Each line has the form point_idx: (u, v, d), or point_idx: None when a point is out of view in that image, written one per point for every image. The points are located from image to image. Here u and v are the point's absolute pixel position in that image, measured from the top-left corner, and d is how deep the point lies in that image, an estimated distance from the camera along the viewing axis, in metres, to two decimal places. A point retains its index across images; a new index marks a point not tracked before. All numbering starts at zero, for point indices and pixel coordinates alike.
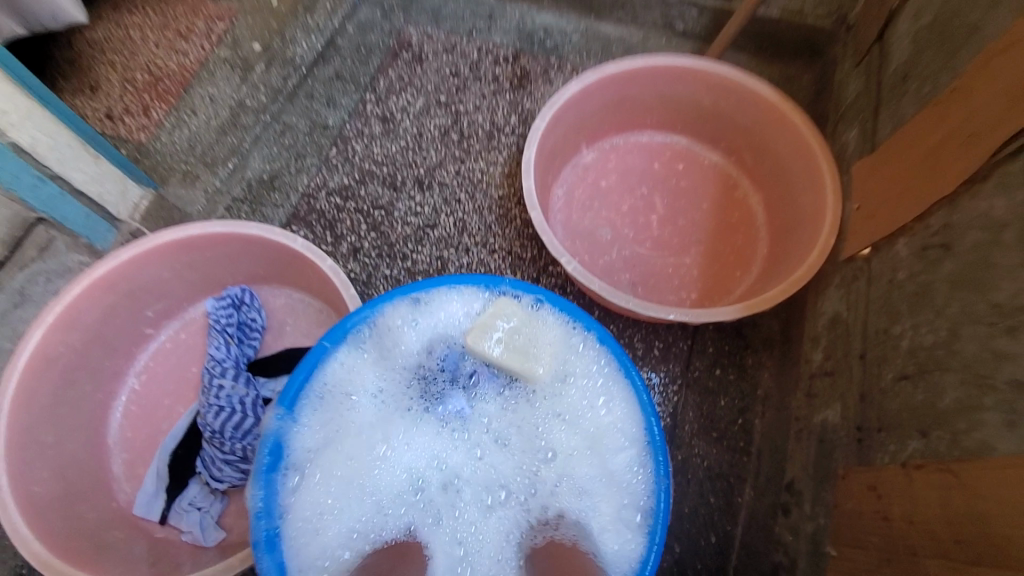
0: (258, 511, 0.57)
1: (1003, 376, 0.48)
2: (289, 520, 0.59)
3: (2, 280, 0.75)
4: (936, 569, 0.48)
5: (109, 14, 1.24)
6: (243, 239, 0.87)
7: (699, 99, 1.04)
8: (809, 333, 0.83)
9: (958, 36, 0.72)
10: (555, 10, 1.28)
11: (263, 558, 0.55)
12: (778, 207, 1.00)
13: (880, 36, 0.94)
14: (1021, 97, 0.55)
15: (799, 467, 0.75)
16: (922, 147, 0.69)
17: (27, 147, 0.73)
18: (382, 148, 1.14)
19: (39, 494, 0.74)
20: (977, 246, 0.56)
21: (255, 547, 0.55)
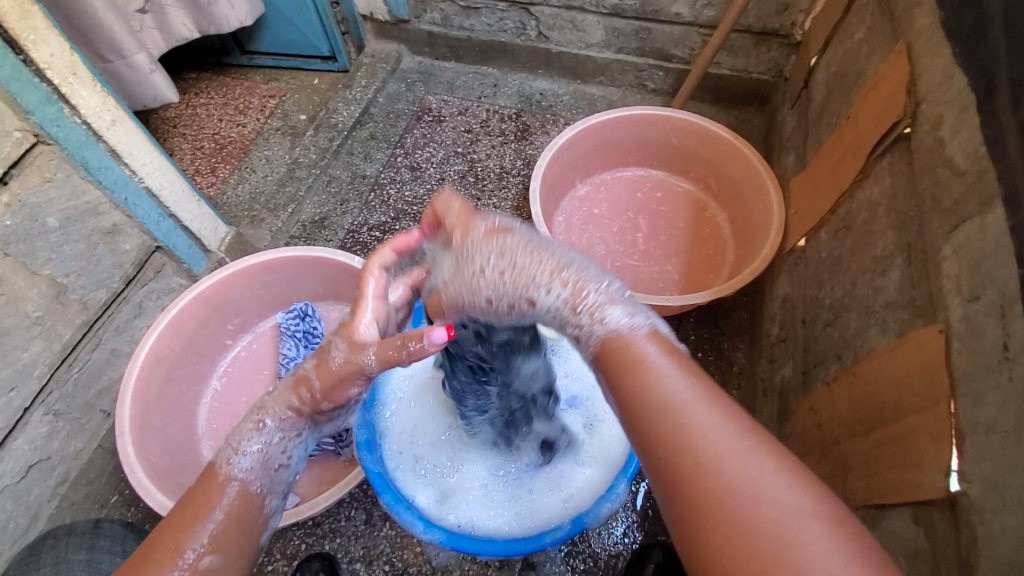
0: (361, 423, 0.84)
1: (880, 302, 0.68)
2: (384, 435, 0.87)
3: (129, 294, 0.96)
4: (851, 445, 0.66)
5: (181, 98, 1.53)
6: (311, 260, 1.09)
7: (669, 140, 1.29)
8: (769, 314, 1.03)
9: (851, 79, 0.97)
10: (548, 77, 1.57)
11: (364, 454, 0.82)
12: (740, 221, 1.23)
13: (806, 84, 1.19)
14: (883, 117, 0.78)
15: (767, 416, 0.93)
16: (833, 159, 0.92)
17: (156, 191, 0.95)
18: (412, 191, 1.39)
19: (155, 462, 0.91)
20: (864, 222, 0.77)
21: (360, 446, 0.82)
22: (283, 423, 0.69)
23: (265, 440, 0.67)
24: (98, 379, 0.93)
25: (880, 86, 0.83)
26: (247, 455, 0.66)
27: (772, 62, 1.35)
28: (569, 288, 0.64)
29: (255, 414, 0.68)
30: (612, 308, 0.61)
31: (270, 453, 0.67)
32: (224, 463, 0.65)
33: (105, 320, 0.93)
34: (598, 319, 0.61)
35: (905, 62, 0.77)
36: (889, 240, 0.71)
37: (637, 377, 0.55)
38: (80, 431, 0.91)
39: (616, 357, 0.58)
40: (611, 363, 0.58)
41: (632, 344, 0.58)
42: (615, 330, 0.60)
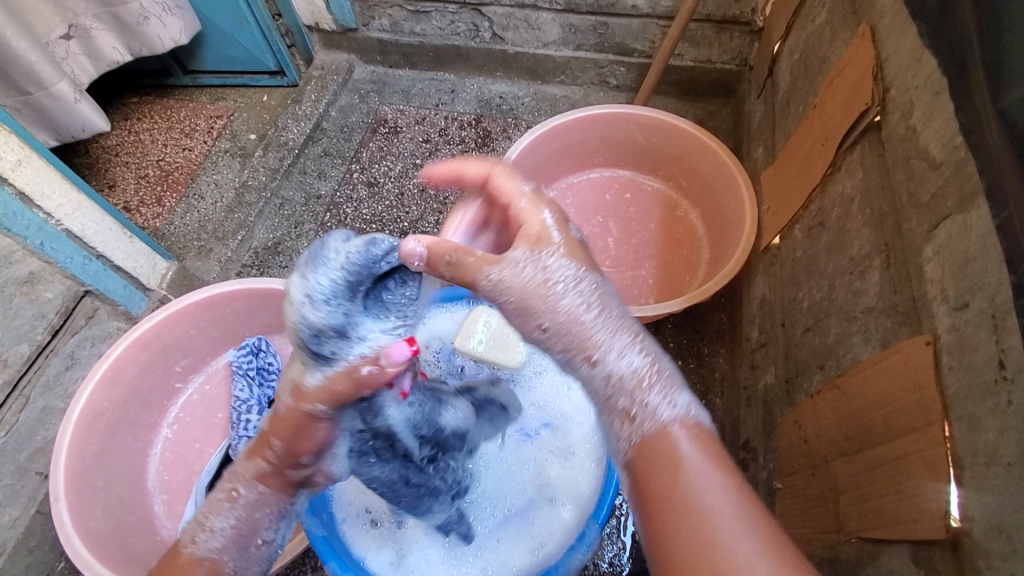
0: None
1: (861, 306, 0.63)
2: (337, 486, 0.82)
3: (57, 344, 0.88)
4: (840, 464, 0.61)
5: (121, 124, 1.43)
6: (259, 292, 1.01)
7: (634, 138, 1.23)
8: (748, 317, 0.98)
9: (814, 66, 0.92)
10: (507, 79, 1.50)
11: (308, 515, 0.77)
12: (713, 219, 1.17)
13: (770, 72, 1.15)
14: (852, 106, 0.73)
15: (752, 427, 0.87)
16: (802, 152, 0.87)
17: (78, 233, 0.89)
18: (370, 208, 1.31)
19: (96, 528, 0.84)
20: (839, 218, 0.72)
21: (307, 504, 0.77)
22: (252, 496, 0.62)
23: (232, 516, 0.62)
24: (30, 442, 0.85)
25: (845, 72, 0.78)
26: (214, 530, 0.61)
27: (735, 51, 1.30)
28: (632, 360, 0.53)
29: (227, 483, 0.62)
30: (676, 393, 0.52)
31: (237, 528, 0.62)
32: (191, 540, 0.61)
33: (32, 376, 0.85)
34: (666, 405, 0.51)
35: (869, 45, 0.73)
36: (865, 238, 0.66)
37: (673, 477, 0.47)
38: (13, 500, 0.83)
39: (663, 446, 0.49)
40: (655, 455, 0.49)
41: (677, 437, 0.50)
42: (676, 419, 0.51)
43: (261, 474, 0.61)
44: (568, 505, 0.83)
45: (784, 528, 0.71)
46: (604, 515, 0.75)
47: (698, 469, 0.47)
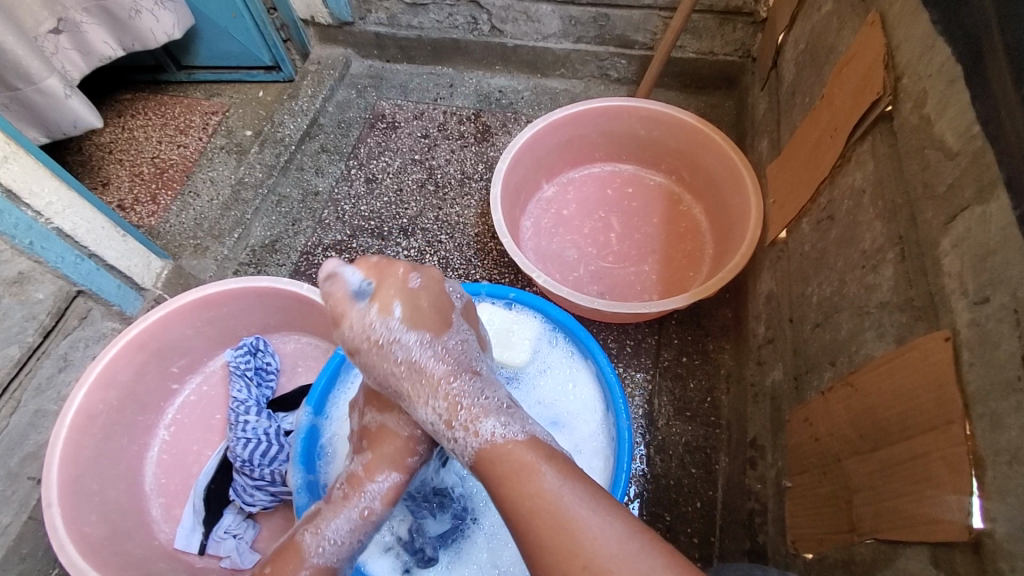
0: (298, 488, 0.79)
1: (874, 302, 0.62)
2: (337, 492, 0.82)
3: (49, 346, 0.87)
4: (853, 463, 0.59)
5: (114, 121, 1.41)
6: (256, 291, 0.99)
7: (636, 131, 1.21)
8: (754, 312, 0.96)
9: (821, 56, 0.90)
10: (506, 72, 1.48)
11: None
12: (717, 212, 1.15)
13: (774, 63, 1.13)
14: (862, 96, 0.71)
15: (759, 425, 0.85)
16: (809, 144, 0.86)
17: (69, 231, 0.87)
18: (368, 205, 1.29)
19: (91, 534, 0.82)
20: (849, 211, 0.71)
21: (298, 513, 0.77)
22: (378, 513, 0.69)
23: (355, 524, 0.68)
24: (22, 446, 0.83)
25: (854, 61, 0.76)
26: (335, 542, 0.67)
27: (738, 42, 1.28)
28: (454, 401, 0.66)
29: (355, 501, 0.68)
30: (486, 420, 0.64)
31: (360, 536, 0.68)
32: (314, 549, 0.66)
33: (22, 379, 0.84)
34: (473, 431, 0.63)
35: (879, 33, 0.71)
36: (877, 231, 0.64)
37: (524, 479, 0.57)
38: (5, 505, 0.81)
39: (509, 459, 0.59)
40: (496, 469, 0.59)
41: (517, 446, 0.60)
42: (505, 437, 0.62)
43: (392, 488, 0.69)
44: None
45: (795, 528, 0.70)
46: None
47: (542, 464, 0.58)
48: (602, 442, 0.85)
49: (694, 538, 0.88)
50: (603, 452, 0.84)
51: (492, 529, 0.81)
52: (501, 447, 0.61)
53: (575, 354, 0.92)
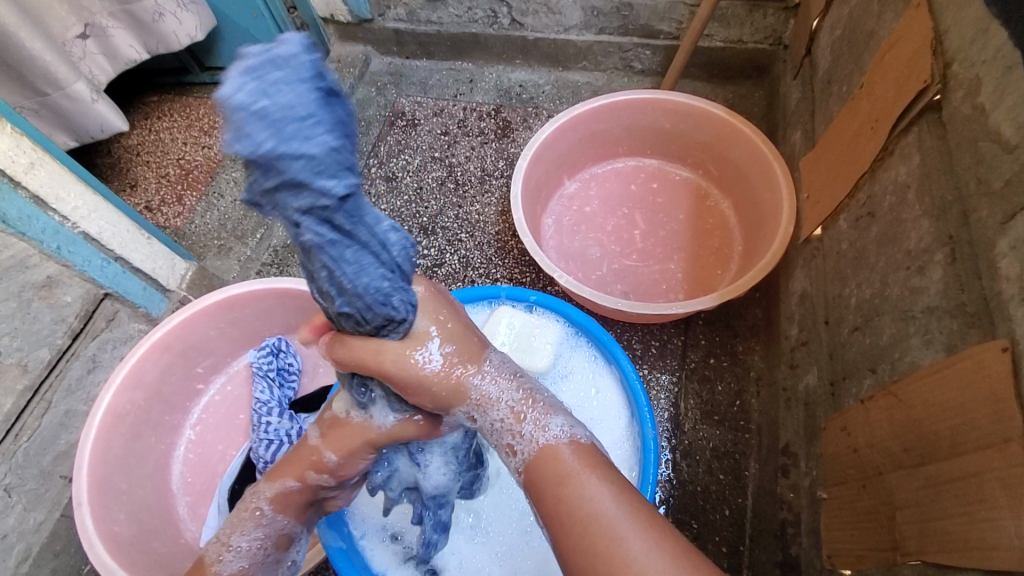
0: None
1: (920, 305, 0.58)
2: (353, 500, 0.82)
3: (77, 348, 0.88)
4: (896, 478, 0.56)
5: (141, 123, 1.43)
6: (278, 293, 0.99)
7: (661, 124, 1.18)
8: (786, 312, 0.92)
9: (860, 42, 0.85)
10: (527, 66, 1.45)
11: (325, 531, 0.77)
12: (746, 208, 1.11)
13: (808, 51, 1.08)
14: (906, 85, 0.66)
15: (792, 431, 0.82)
16: (847, 136, 0.81)
17: (95, 235, 0.89)
18: (389, 204, 1.28)
19: (118, 533, 0.83)
20: (891, 208, 0.67)
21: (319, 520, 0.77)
22: (273, 517, 0.68)
23: (257, 534, 0.68)
24: (53, 446, 0.85)
25: (896, 47, 0.72)
26: (236, 549, 0.67)
27: (769, 29, 1.23)
28: (514, 400, 0.58)
29: (250, 503, 0.67)
30: (553, 417, 0.58)
31: (261, 547, 0.68)
32: (216, 559, 0.67)
33: (53, 380, 0.85)
34: (541, 426, 0.57)
35: (925, 17, 0.66)
36: (923, 230, 0.60)
37: (562, 490, 0.53)
38: (38, 503, 0.83)
39: (549, 464, 0.55)
40: (544, 481, 0.54)
41: (562, 460, 0.54)
42: (553, 439, 0.56)
43: (284, 494, 0.67)
44: None
45: (830, 541, 0.66)
46: None
47: (579, 472, 0.53)
48: (629, 450, 0.83)
49: (721, 547, 0.85)
50: (630, 462, 0.82)
51: (504, 550, 0.79)
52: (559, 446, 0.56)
53: (598, 358, 0.90)
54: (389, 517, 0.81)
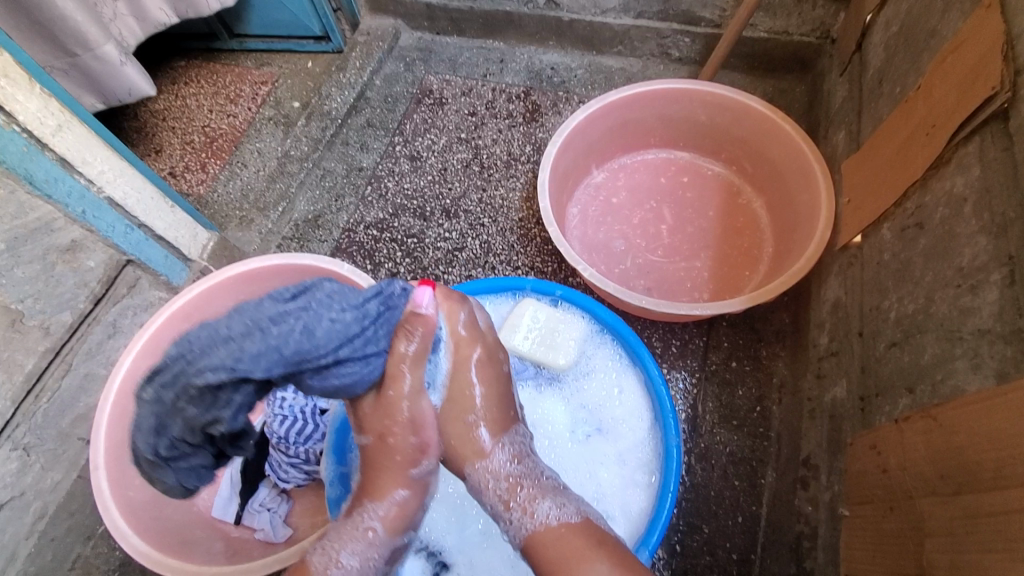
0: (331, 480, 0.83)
1: (969, 327, 0.56)
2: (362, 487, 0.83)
3: (99, 313, 0.88)
4: (931, 505, 0.54)
5: (168, 88, 1.41)
6: (297, 269, 0.96)
7: (696, 117, 1.14)
8: (816, 320, 0.89)
9: (918, 41, 0.80)
10: (560, 48, 1.41)
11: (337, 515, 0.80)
12: (780, 209, 1.07)
13: (858, 46, 1.02)
14: (969, 91, 0.62)
15: (814, 443, 0.79)
16: (896, 141, 0.77)
17: (120, 201, 0.88)
18: (412, 183, 1.26)
19: (135, 498, 0.83)
20: (944, 220, 0.63)
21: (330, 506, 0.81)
22: (382, 537, 0.68)
23: (364, 553, 0.67)
24: (72, 408, 0.86)
25: (960, 49, 0.67)
26: (345, 567, 0.66)
27: (817, 22, 1.17)
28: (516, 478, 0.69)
29: (360, 523, 0.67)
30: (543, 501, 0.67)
31: (374, 564, 0.68)
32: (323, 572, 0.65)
33: (74, 344, 0.85)
34: (528, 512, 0.67)
35: (996, 18, 0.62)
36: (980, 247, 0.57)
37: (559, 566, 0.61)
38: (55, 464, 0.85)
39: (550, 542, 0.64)
40: (549, 557, 0.62)
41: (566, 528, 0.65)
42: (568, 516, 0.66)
43: (397, 507, 0.68)
44: (618, 521, 0.79)
45: (850, 560, 0.65)
46: (654, 541, 0.72)
47: (582, 553, 0.61)
48: (649, 455, 0.82)
49: (732, 554, 0.83)
50: (650, 465, 0.82)
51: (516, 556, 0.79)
52: (553, 531, 0.64)
53: (622, 358, 0.88)
54: None
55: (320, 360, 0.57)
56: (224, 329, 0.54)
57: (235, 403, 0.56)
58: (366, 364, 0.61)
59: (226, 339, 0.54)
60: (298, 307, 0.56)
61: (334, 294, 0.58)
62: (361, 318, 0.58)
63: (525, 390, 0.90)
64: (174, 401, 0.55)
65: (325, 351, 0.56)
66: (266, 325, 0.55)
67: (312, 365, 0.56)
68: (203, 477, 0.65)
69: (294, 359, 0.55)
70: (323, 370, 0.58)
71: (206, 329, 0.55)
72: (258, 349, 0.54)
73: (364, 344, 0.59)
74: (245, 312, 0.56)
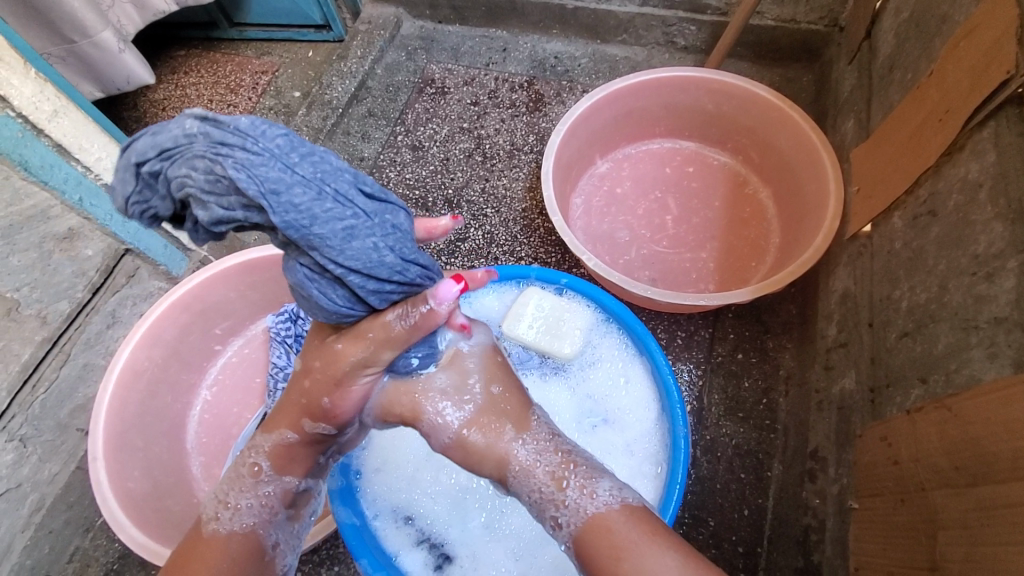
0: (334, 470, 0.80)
1: (985, 316, 0.55)
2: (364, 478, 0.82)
3: (98, 303, 0.87)
4: (944, 497, 0.53)
5: (168, 78, 1.40)
6: None
7: (703, 105, 1.12)
8: (824, 311, 0.88)
9: (931, 26, 0.79)
10: (563, 37, 1.39)
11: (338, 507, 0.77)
12: (787, 199, 1.06)
13: (868, 33, 1.00)
14: (984, 74, 0.61)
15: (822, 435, 0.78)
16: (907, 128, 0.75)
17: None
18: (414, 173, 1.25)
19: (134, 489, 0.83)
20: (958, 207, 0.62)
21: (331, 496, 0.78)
22: (275, 476, 0.70)
23: (255, 492, 0.69)
24: (71, 399, 0.85)
25: (974, 33, 0.66)
26: (236, 507, 0.68)
27: (825, 9, 1.15)
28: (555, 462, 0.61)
29: (249, 460, 0.69)
30: (599, 482, 0.60)
31: (270, 504, 0.69)
32: (214, 517, 0.68)
33: (72, 334, 0.84)
34: (587, 493, 0.59)
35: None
36: (996, 234, 0.56)
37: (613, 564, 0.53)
38: (54, 455, 0.84)
39: (603, 533, 0.56)
40: (600, 549, 0.55)
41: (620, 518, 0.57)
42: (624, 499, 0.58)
43: (285, 446, 0.69)
44: None
45: (859, 553, 0.64)
46: None
47: (639, 544, 0.54)
48: (656, 446, 0.81)
49: (738, 547, 0.83)
50: (657, 456, 0.80)
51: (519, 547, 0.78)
52: (604, 520, 0.56)
53: (628, 347, 0.87)
54: (399, 501, 0.81)
55: (326, 261, 0.49)
56: (298, 163, 0.46)
57: (231, 215, 0.46)
58: (350, 304, 0.54)
59: (293, 172, 0.46)
60: (365, 210, 0.50)
61: (400, 231, 0.53)
62: (398, 273, 0.53)
63: (530, 379, 0.88)
64: (196, 159, 0.44)
65: (339, 259, 0.49)
66: (328, 190, 0.48)
67: (317, 257, 0.49)
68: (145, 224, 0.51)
69: (314, 239, 0.47)
70: (314, 277, 0.51)
71: (286, 141, 0.47)
72: (300, 202, 0.46)
73: (378, 286, 0.53)
74: (323, 164, 0.48)
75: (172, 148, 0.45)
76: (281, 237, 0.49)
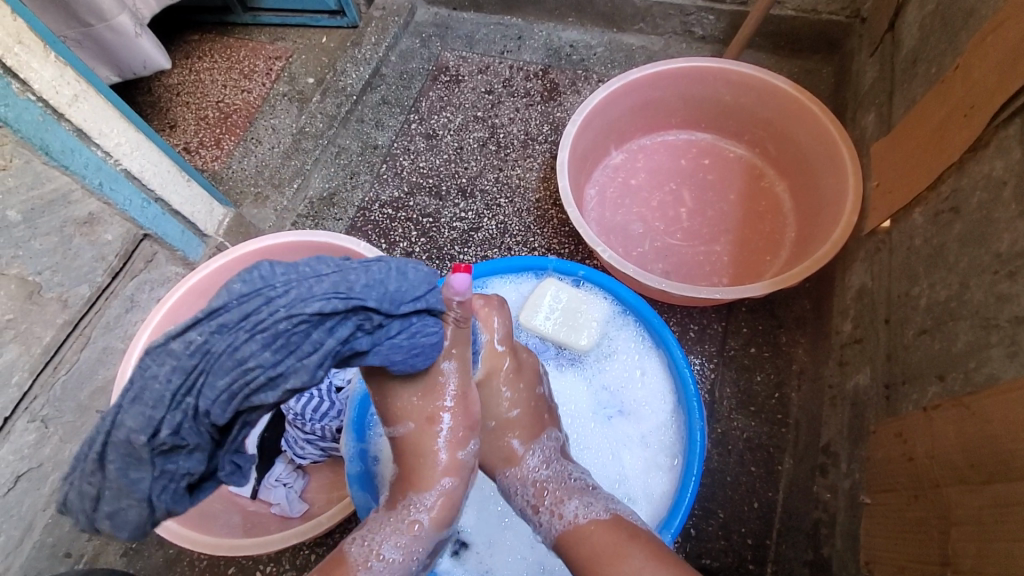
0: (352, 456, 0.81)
1: (1006, 314, 0.55)
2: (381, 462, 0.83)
3: (116, 287, 0.88)
4: (959, 495, 0.53)
5: (182, 63, 1.40)
6: (313, 246, 0.95)
7: (720, 96, 1.11)
8: (839, 307, 0.88)
9: (958, 19, 0.77)
10: (579, 25, 1.38)
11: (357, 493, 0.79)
12: (804, 193, 1.05)
13: (891, 25, 0.99)
14: (1013, 69, 0.60)
15: (835, 430, 0.78)
16: (930, 123, 0.75)
17: (136, 173, 0.88)
18: (428, 162, 1.25)
19: None
20: (982, 204, 0.62)
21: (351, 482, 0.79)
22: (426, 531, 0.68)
23: (405, 543, 0.67)
24: (91, 380, 0.86)
25: (1002, 26, 0.64)
26: (387, 559, 0.65)
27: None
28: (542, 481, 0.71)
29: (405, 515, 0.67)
30: (570, 501, 0.69)
31: (415, 556, 0.68)
32: (364, 565, 0.65)
33: (92, 317, 0.86)
34: (557, 514, 0.69)
35: None
36: (1021, 232, 0.55)
37: (614, 563, 0.61)
38: (74, 436, 0.86)
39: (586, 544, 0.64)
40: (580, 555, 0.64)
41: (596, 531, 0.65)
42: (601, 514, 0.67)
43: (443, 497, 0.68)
44: (640, 503, 0.79)
45: (870, 548, 0.65)
46: (677, 525, 0.71)
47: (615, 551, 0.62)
48: (672, 439, 0.82)
49: (747, 539, 0.83)
50: (673, 449, 0.81)
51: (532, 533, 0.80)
52: (580, 530, 0.66)
53: (644, 340, 0.88)
54: None
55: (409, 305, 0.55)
56: (321, 268, 0.51)
57: (322, 349, 0.51)
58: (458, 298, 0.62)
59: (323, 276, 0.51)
60: (354, 264, 0.54)
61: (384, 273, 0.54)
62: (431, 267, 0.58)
63: (546, 371, 0.89)
64: (217, 357, 0.48)
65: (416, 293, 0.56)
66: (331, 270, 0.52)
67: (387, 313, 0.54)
68: (170, 506, 0.54)
69: (394, 294, 0.54)
70: (409, 337, 0.57)
71: (241, 285, 0.49)
72: (361, 281, 0.52)
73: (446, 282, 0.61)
74: (280, 285, 0.49)
75: (171, 383, 0.48)
76: (356, 325, 0.53)
